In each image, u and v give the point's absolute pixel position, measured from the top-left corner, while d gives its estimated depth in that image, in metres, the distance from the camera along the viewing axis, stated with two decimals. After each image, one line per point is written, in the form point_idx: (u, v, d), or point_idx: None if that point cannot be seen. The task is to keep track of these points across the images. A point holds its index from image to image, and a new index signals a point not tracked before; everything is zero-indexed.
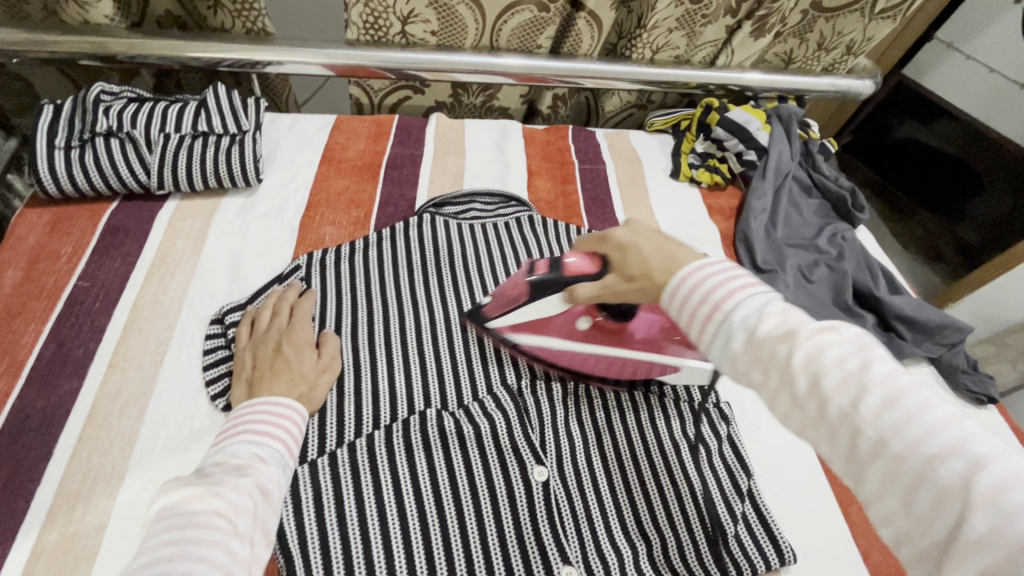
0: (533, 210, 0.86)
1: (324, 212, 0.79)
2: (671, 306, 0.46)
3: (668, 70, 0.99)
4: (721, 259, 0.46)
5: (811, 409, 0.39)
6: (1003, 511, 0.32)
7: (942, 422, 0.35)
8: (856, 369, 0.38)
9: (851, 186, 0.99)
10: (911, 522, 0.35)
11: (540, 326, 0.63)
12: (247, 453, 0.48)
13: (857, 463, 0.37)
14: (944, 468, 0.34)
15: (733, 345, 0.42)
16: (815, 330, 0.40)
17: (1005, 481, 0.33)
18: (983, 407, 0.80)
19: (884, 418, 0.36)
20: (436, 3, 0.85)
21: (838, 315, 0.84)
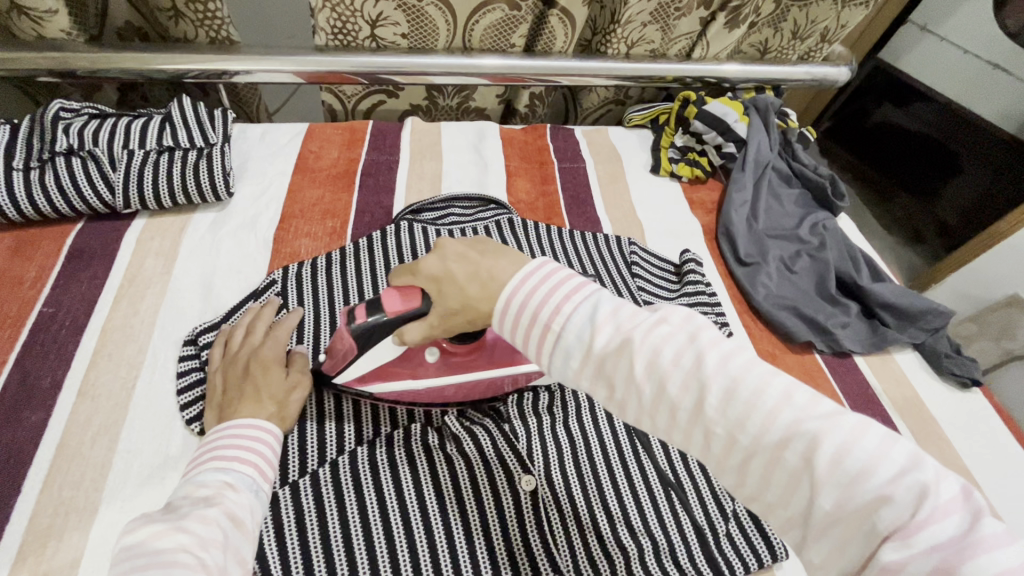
0: (513, 212, 0.85)
1: (299, 224, 0.77)
2: (504, 331, 0.46)
3: (643, 65, 0.98)
4: (538, 273, 0.46)
5: (663, 416, 0.42)
6: (843, 481, 0.36)
7: (778, 405, 0.39)
8: (692, 369, 0.41)
9: (830, 175, 0.99)
10: (770, 501, 0.40)
11: (383, 372, 0.57)
12: (215, 482, 0.47)
13: (715, 457, 0.41)
14: (788, 452, 0.38)
15: (573, 363, 0.44)
16: (648, 331, 0.42)
17: (841, 450, 0.37)
18: (968, 390, 0.81)
19: (727, 412, 0.40)
20: (405, 5, 0.83)
21: (822, 305, 0.84)
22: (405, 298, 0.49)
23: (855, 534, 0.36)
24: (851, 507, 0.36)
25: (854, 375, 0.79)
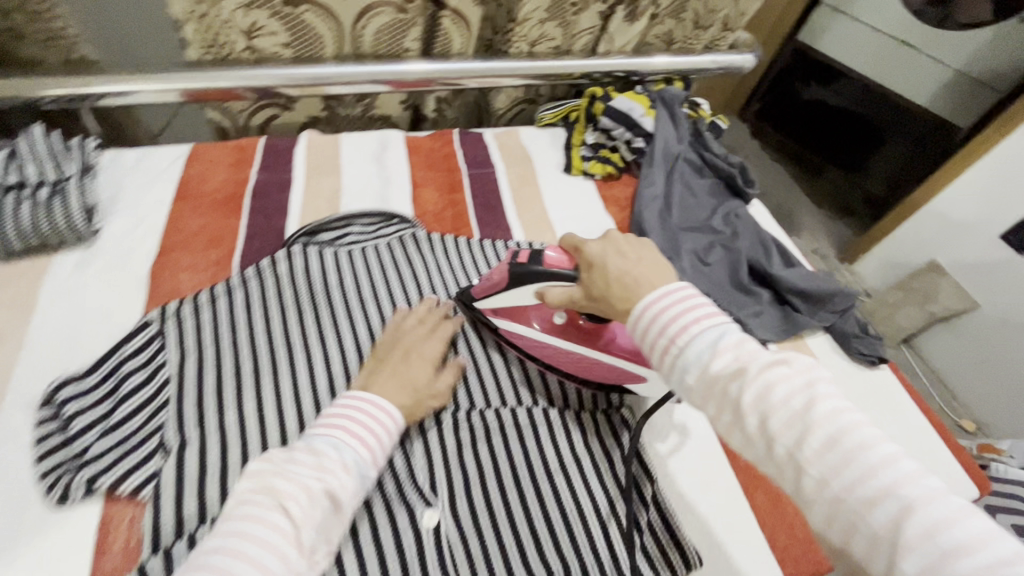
0: (418, 226, 0.82)
1: (180, 255, 0.71)
2: (635, 332, 0.52)
3: (547, 62, 0.96)
4: (677, 290, 0.51)
5: (761, 446, 0.45)
6: (932, 554, 0.36)
7: (880, 464, 0.40)
8: (800, 409, 0.43)
9: (740, 163, 1.00)
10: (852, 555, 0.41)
11: (517, 313, 0.68)
12: (333, 454, 0.50)
13: (803, 496, 0.43)
14: (878, 511, 0.39)
15: (688, 379, 0.48)
16: (765, 367, 0.45)
17: (934, 522, 0.37)
18: (876, 367, 0.83)
19: (825, 457, 0.41)
20: (280, 13, 0.78)
21: (735, 296, 0.84)
22: (567, 263, 0.60)
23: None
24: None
25: None
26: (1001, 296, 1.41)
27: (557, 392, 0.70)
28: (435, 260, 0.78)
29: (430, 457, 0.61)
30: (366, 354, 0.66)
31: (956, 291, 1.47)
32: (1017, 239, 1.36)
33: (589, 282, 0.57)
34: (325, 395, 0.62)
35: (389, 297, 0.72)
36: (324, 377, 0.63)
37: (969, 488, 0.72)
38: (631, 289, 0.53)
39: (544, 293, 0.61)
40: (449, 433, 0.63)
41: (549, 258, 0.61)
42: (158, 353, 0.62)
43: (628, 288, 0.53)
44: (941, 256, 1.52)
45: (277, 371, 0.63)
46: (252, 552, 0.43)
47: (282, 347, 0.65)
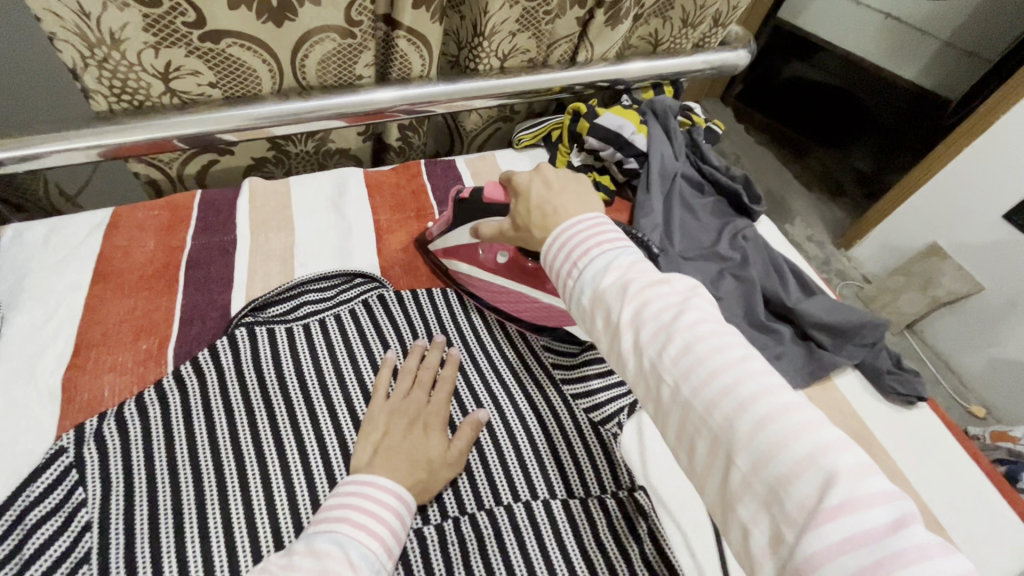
0: (386, 283, 0.70)
1: (102, 353, 0.60)
2: (546, 260, 0.52)
3: (522, 78, 0.84)
4: (587, 217, 0.51)
5: (630, 359, 0.43)
6: (761, 447, 0.35)
7: (733, 369, 0.38)
8: (667, 320, 0.42)
9: (743, 176, 0.90)
10: (695, 461, 0.40)
11: (465, 253, 0.70)
12: (336, 551, 0.43)
13: (661, 408, 0.42)
14: (720, 413, 0.38)
15: (580, 299, 0.47)
16: (645, 285, 0.44)
17: (769, 417, 0.36)
18: (914, 406, 0.74)
19: (681, 365, 0.40)
20: (201, 50, 0.66)
21: (751, 333, 0.75)
22: (503, 196, 0.62)
23: (764, 510, 0.35)
24: (764, 479, 0.35)
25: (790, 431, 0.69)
26: (1007, 279, 1.35)
27: (562, 478, 0.59)
28: (408, 324, 0.67)
29: None
30: (334, 461, 0.55)
31: (961, 276, 1.42)
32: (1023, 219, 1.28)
33: (516, 212, 0.58)
34: (286, 520, 0.51)
35: (357, 380, 0.61)
36: (285, 498, 0.52)
37: None
38: (550, 218, 0.53)
39: (479, 228, 0.63)
40: (438, 556, 0.52)
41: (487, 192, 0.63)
42: (74, 491, 0.50)
43: (545, 216, 0.54)
44: (941, 238, 1.45)
45: (227, 496, 0.52)
46: None
47: (231, 463, 0.53)
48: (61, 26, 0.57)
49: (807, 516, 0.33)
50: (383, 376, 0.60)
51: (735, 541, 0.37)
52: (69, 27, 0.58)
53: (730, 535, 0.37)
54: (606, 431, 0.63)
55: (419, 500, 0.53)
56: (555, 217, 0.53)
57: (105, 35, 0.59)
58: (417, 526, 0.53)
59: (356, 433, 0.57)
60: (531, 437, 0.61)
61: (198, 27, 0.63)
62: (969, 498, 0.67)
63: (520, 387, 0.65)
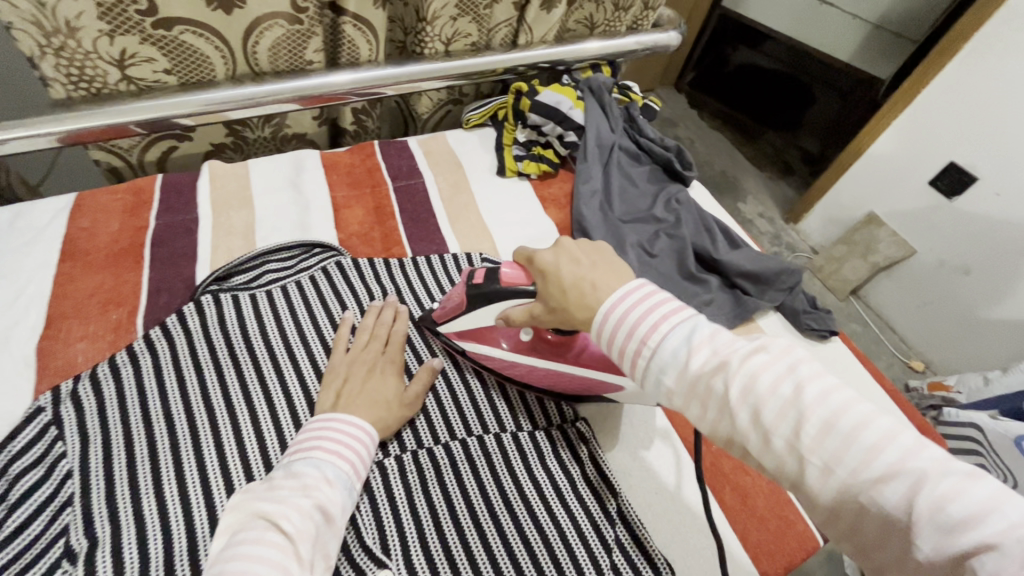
0: (344, 252, 0.75)
1: (74, 324, 0.63)
2: (602, 337, 0.48)
3: (466, 60, 0.89)
4: (636, 291, 0.48)
5: (756, 441, 0.41)
6: (945, 524, 0.33)
7: (879, 441, 0.37)
8: (790, 396, 0.39)
9: (675, 146, 0.98)
10: (864, 542, 0.37)
11: (481, 335, 0.65)
12: (315, 472, 0.49)
13: (807, 490, 0.39)
14: (885, 492, 0.36)
15: (669, 381, 0.44)
16: (748, 358, 0.41)
17: (943, 493, 0.34)
18: (827, 340, 0.83)
19: (825, 445, 0.38)
20: (154, 37, 0.70)
21: (683, 286, 0.83)
22: (524, 277, 0.58)
23: None
24: (951, 554, 0.33)
25: None
26: (935, 240, 1.46)
27: (510, 414, 0.66)
28: (365, 288, 0.72)
29: (379, 512, 0.56)
30: (300, 408, 0.60)
31: (894, 240, 1.53)
32: (945, 183, 1.39)
33: (547, 290, 0.53)
34: (258, 462, 0.56)
35: (319, 338, 0.66)
36: (254, 441, 0.57)
37: None
38: (590, 296, 0.49)
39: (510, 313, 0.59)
40: (398, 483, 0.58)
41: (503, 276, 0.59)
42: (54, 444, 0.54)
43: (586, 294, 0.50)
44: (877, 207, 1.56)
45: (199, 442, 0.56)
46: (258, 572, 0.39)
47: (202, 413, 0.58)
48: (18, 16, 0.61)
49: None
50: (342, 333, 0.65)
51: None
52: (26, 17, 0.61)
53: None
54: None
55: (382, 435, 0.59)
56: (598, 295, 0.49)
57: (61, 23, 0.63)
58: (379, 459, 0.59)
59: (319, 383, 0.62)
60: (484, 383, 0.68)
61: (151, 15, 0.67)
62: None
63: None
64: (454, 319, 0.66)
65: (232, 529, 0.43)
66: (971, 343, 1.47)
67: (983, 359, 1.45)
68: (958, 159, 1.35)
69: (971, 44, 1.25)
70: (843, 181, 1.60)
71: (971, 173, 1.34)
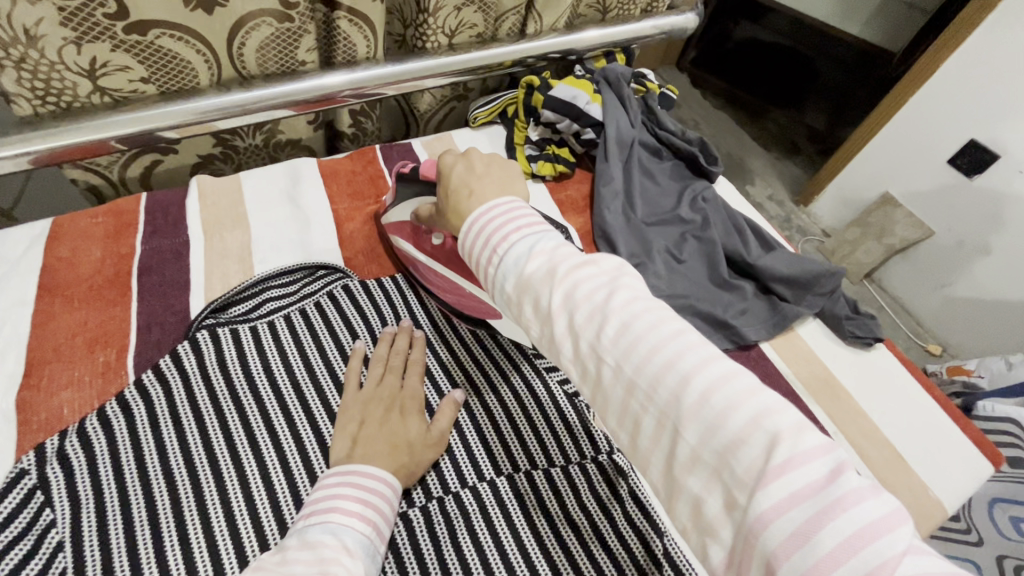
0: (351, 273, 0.69)
1: (57, 370, 0.57)
2: (464, 249, 0.49)
3: (472, 54, 0.82)
4: (502, 202, 0.48)
5: (566, 346, 0.41)
6: (709, 417, 0.34)
7: (671, 342, 0.37)
8: (600, 301, 0.40)
9: (698, 138, 0.91)
10: (642, 445, 0.38)
11: (404, 229, 0.70)
12: (332, 541, 0.43)
13: (603, 393, 0.39)
14: (663, 388, 0.36)
15: (506, 288, 0.44)
16: (574, 266, 0.42)
17: (711, 388, 0.35)
18: (872, 347, 0.78)
19: (621, 345, 0.38)
20: (128, 44, 0.62)
21: (715, 293, 0.77)
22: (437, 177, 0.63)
23: (714, 478, 0.34)
24: (712, 448, 0.34)
25: (764, 368, 0.73)
26: (955, 222, 1.40)
27: (541, 448, 0.60)
28: (376, 313, 0.66)
29: (407, 572, 0.50)
30: (312, 455, 0.55)
31: (912, 222, 1.47)
32: (964, 162, 1.33)
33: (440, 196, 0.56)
34: (269, 519, 0.51)
35: (328, 372, 0.60)
36: (265, 495, 0.52)
37: (982, 461, 0.69)
38: (465, 203, 0.51)
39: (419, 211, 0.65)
40: (426, 537, 0.52)
41: (421, 168, 0.66)
42: (41, 513, 0.48)
43: (463, 200, 0.52)
44: (892, 187, 1.50)
45: (204, 500, 0.51)
46: None
47: (205, 466, 0.52)
48: None
49: (756, 478, 0.32)
50: (353, 366, 0.60)
51: (690, 523, 0.36)
52: None
53: (677, 505, 0.36)
54: (580, 402, 0.64)
55: (406, 484, 0.53)
56: (470, 205, 0.50)
57: (19, 32, 0.56)
58: (403, 509, 0.54)
59: (332, 425, 0.57)
60: (510, 413, 0.62)
61: (122, 19, 0.60)
62: (930, 430, 0.71)
63: (492, 365, 0.65)
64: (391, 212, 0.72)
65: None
66: (993, 325, 1.42)
67: (1008, 342, 1.40)
68: (979, 137, 1.29)
69: (995, 15, 1.18)
70: (855, 161, 1.54)
71: (993, 151, 1.27)
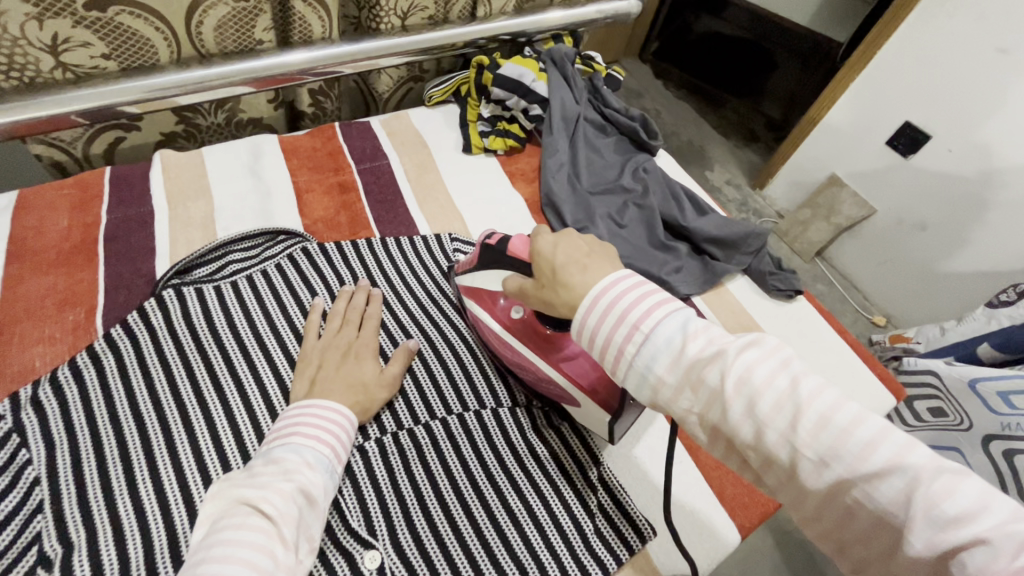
0: (310, 238, 0.73)
1: (28, 328, 0.60)
2: (585, 328, 0.46)
3: (425, 35, 0.87)
4: (632, 276, 0.46)
5: (749, 434, 0.40)
6: (938, 519, 0.33)
7: (874, 435, 0.36)
8: (787, 389, 0.39)
9: (640, 115, 0.97)
10: (853, 536, 0.37)
11: (479, 296, 0.67)
12: (295, 458, 0.49)
13: (801, 484, 0.38)
14: (880, 486, 0.35)
15: (662, 370, 0.43)
16: (744, 350, 0.41)
17: (935, 489, 0.33)
18: (794, 300, 0.86)
19: (819, 438, 0.37)
20: (89, 21, 0.66)
21: (653, 254, 0.84)
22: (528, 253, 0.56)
23: None
24: (942, 552, 0.32)
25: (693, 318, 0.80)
26: (892, 198, 1.51)
27: (489, 391, 0.66)
28: (334, 273, 0.71)
29: (362, 496, 0.56)
30: (275, 398, 0.59)
31: (856, 201, 1.57)
32: (901, 143, 1.43)
33: (539, 272, 0.52)
34: (235, 454, 0.55)
35: (289, 326, 0.65)
36: (230, 433, 0.56)
37: (887, 397, 0.77)
38: (576, 278, 0.48)
39: (507, 282, 0.58)
40: (381, 466, 0.58)
41: (513, 242, 0.58)
42: (18, 452, 0.52)
43: (572, 275, 0.48)
44: (838, 168, 1.60)
45: (173, 438, 0.55)
46: (240, 557, 0.39)
47: (173, 408, 0.57)
48: None
49: None
50: (312, 320, 0.64)
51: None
52: None
53: None
54: None
55: (361, 419, 0.59)
56: (582, 281, 0.47)
57: None
58: (360, 443, 0.59)
59: (293, 371, 0.61)
60: (461, 362, 0.67)
61: None
62: (847, 372, 0.79)
63: (447, 321, 0.71)
64: (466, 277, 0.68)
65: (212, 519, 0.43)
66: (927, 295, 1.53)
67: (939, 310, 1.52)
68: (914, 119, 1.39)
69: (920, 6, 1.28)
70: (804, 145, 1.64)
71: (926, 132, 1.37)
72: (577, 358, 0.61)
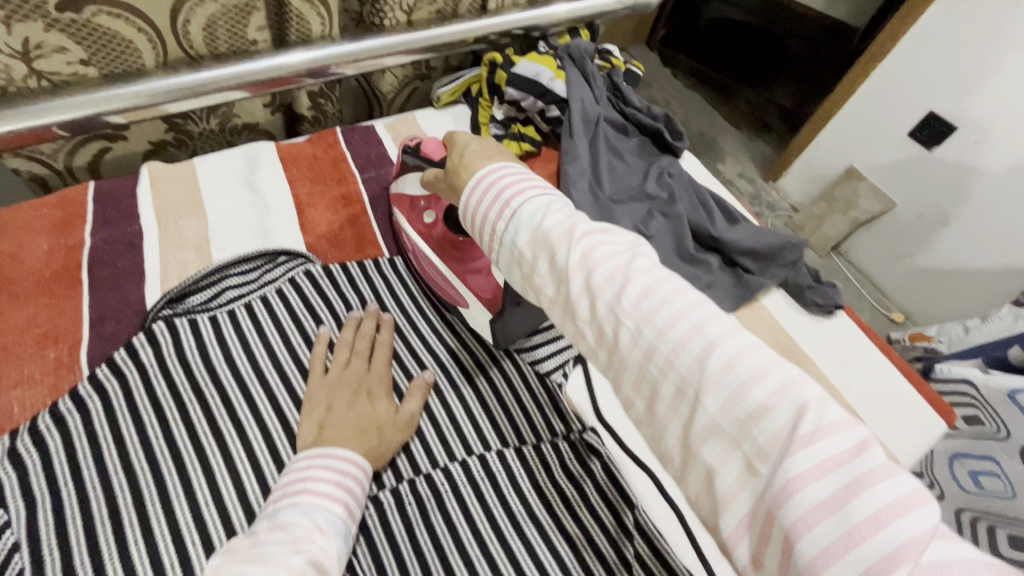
0: (313, 258, 0.67)
1: (6, 368, 0.55)
2: (469, 208, 0.48)
3: (433, 30, 0.80)
4: (518, 168, 0.49)
5: (583, 307, 0.40)
6: (732, 386, 0.34)
7: (689, 307, 0.37)
8: (622, 264, 0.40)
9: (663, 113, 0.91)
10: (655, 411, 0.38)
11: (398, 200, 0.70)
12: (305, 521, 0.43)
13: (620, 355, 0.39)
14: (685, 352, 0.36)
15: (520, 242, 0.44)
16: (591, 230, 0.42)
17: (734, 356, 0.35)
18: (832, 315, 0.80)
19: (641, 307, 0.38)
20: (65, 23, 0.59)
21: (681, 268, 0.78)
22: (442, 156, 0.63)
23: (735, 445, 0.34)
24: (734, 416, 0.34)
25: None
26: (915, 192, 1.44)
27: (512, 428, 0.60)
28: (341, 297, 0.65)
29: (379, 556, 0.50)
30: (280, 443, 0.54)
31: (875, 195, 1.50)
32: (925, 134, 1.36)
33: (447, 160, 0.55)
34: (236, 508, 0.50)
35: (293, 359, 0.59)
36: (231, 485, 0.51)
37: (937, 421, 0.72)
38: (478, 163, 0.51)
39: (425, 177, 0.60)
40: (398, 520, 0.52)
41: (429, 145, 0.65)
42: None
43: (474, 161, 0.52)
44: (857, 161, 1.53)
45: (168, 492, 0.50)
46: None
47: (167, 457, 0.51)
48: None
49: (781, 446, 0.32)
50: (318, 352, 0.59)
51: (701, 481, 0.36)
52: None
53: (692, 472, 0.36)
54: (551, 381, 0.64)
55: (374, 467, 0.53)
56: (481, 163, 0.51)
57: None
58: (372, 493, 0.53)
59: (299, 412, 0.56)
60: (480, 395, 0.62)
61: None
62: (888, 395, 0.73)
63: (463, 347, 0.65)
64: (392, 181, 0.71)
65: None
66: (953, 292, 1.47)
67: (964, 309, 1.46)
68: (938, 109, 1.31)
69: None
70: (820, 137, 1.57)
71: (951, 123, 1.30)
72: (481, 274, 0.67)
